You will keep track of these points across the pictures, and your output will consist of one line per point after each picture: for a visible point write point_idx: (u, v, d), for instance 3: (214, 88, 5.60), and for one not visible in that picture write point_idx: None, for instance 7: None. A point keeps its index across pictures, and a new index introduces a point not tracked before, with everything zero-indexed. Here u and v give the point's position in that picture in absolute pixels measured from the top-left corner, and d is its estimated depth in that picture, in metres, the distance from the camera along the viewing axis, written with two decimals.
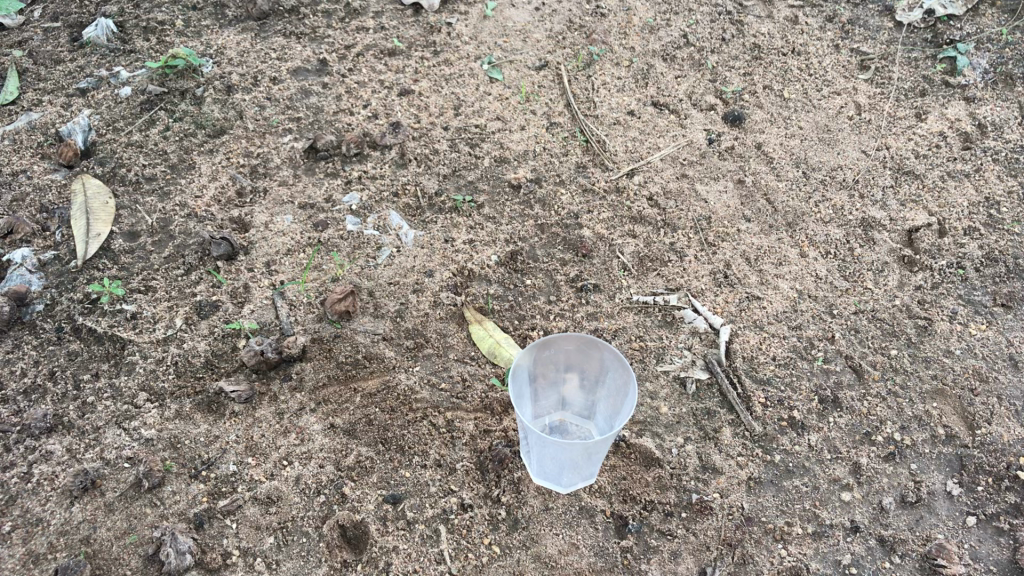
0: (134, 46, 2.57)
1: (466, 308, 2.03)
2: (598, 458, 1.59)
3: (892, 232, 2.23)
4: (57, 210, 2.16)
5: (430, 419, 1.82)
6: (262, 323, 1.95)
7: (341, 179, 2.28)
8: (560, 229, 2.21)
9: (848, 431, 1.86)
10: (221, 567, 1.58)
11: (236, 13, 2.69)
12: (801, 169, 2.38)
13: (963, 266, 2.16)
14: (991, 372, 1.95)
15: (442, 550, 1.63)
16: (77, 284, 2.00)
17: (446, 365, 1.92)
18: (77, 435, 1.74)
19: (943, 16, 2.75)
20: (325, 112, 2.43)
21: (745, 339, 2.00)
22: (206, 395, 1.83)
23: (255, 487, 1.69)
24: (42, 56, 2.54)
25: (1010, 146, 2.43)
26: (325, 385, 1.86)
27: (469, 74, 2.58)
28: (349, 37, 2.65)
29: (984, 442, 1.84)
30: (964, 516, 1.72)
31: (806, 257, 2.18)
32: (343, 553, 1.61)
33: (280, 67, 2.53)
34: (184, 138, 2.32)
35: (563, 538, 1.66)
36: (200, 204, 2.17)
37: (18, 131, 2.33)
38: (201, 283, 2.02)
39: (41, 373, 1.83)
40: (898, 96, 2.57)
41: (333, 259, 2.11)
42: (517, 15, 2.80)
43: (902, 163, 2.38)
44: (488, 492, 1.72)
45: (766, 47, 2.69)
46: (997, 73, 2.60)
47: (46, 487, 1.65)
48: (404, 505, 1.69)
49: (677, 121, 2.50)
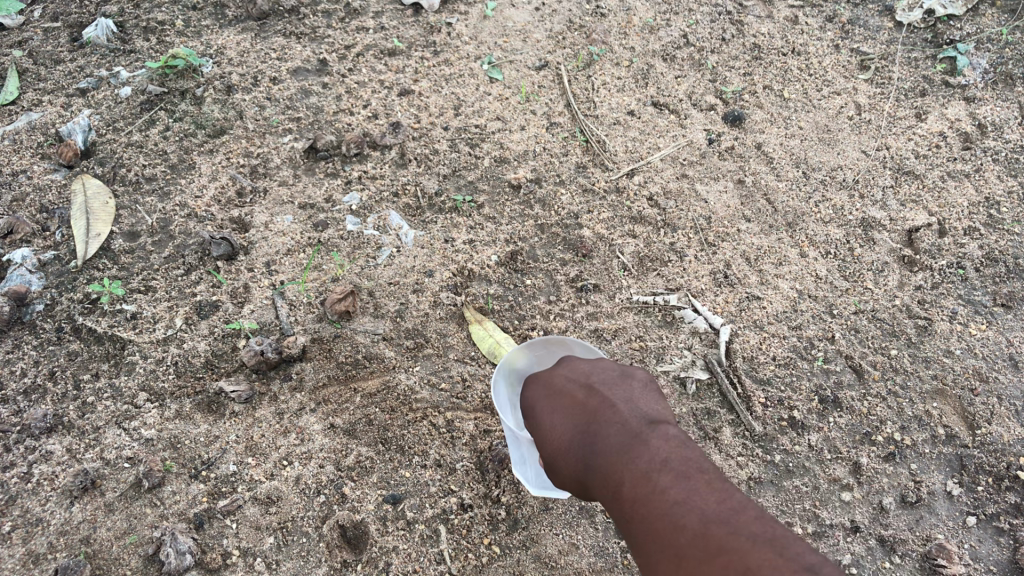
0: (134, 46, 2.56)
1: (466, 308, 2.03)
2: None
3: (892, 232, 2.23)
4: (57, 210, 2.16)
5: (430, 420, 1.82)
6: (262, 324, 1.96)
7: (341, 179, 2.28)
8: (560, 229, 2.21)
9: (848, 430, 1.86)
10: (221, 567, 1.59)
11: (236, 14, 2.69)
12: (801, 169, 2.38)
13: (963, 266, 2.16)
14: (991, 372, 1.96)
15: (441, 550, 1.64)
16: (77, 284, 2.00)
17: (446, 365, 1.92)
18: (76, 435, 1.74)
19: (943, 16, 2.74)
20: (325, 112, 2.43)
21: (745, 339, 2.00)
22: (206, 395, 1.83)
23: (256, 487, 1.69)
24: (42, 56, 2.54)
25: (1010, 146, 2.43)
26: (325, 385, 1.86)
27: (469, 74, 2.58)
28: (349, 37, 2.64)
29: (984, 442, 1.85)
30: (964, 516, 1.74)
31: (806, 257, 2.18)
32: (343, 553, 1.62)
33: (280, 67, 2.53)
34: (184, 138, 2.32)
35: (563, 538, 1.67)
36: (200, 204, 2.17)
37: (18, 131, 2.33)
38: (201, 283, 2.01)
39: (41, 373, 1.84)
40: (898, 96, 2.56)
41: (333, 259, 2.11)
42: (517, 15, 2.79)
43: (902, 163, 2.38)
44: (488, 492, 1.72)
45: (767, 47, 2.69)
46: (998, 73, 2.60)
47: (46, 488, 1.66)
48: (404, 505, 1.69)
49: (677, 121, 2.49)
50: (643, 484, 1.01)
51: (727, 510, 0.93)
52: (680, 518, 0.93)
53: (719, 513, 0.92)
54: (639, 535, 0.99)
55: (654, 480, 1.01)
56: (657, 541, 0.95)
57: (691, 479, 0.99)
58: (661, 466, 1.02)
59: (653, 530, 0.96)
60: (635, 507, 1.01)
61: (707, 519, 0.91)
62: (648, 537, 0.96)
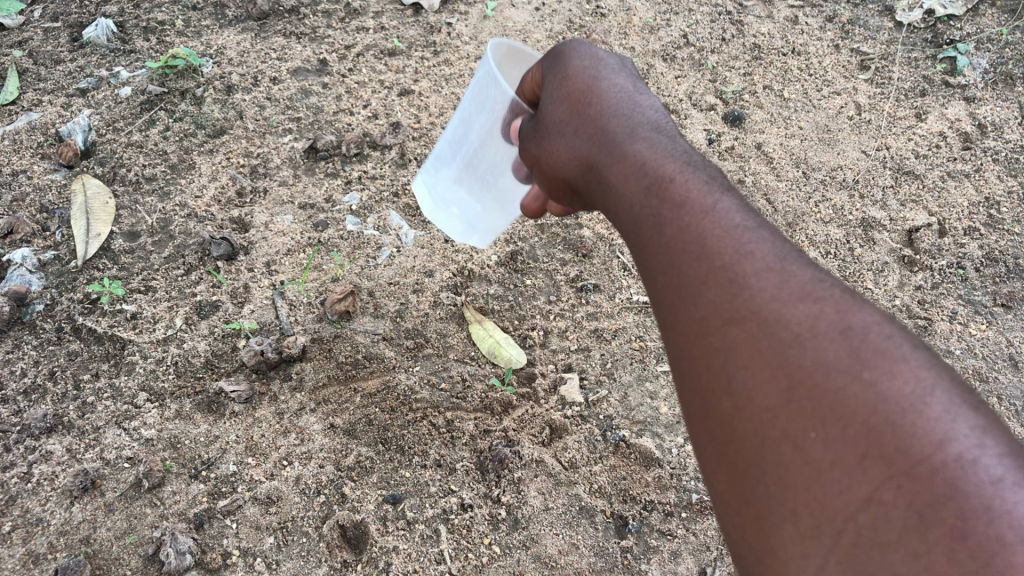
0: (134, 46, 2.56)
1: (466, 308, 2.03)
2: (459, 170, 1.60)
3: (892, 232, 2.23)
4: (57, 210, 2.16)
5: (430, 420, 1.82)
6: (262, 324, 1.96)
7: (341, 179, 2.28)
8: (560, 229, 2.21)
9: None
10: (221, 567, 1.59)
11: (236, 14, 2.69)
12: (801, 169, 2.38)
13: (963, 266, 2.16)
14: (991, 372, 1.96)
15: (442, 550, 1.64)
16: (77, 284, 2.00)
17: (446, 365, 1.92)
18: (76, 435, 1.74)
19: (943, 16, 2.74)
20: (325, 113, 2.43)
21: None
22: (206, 395, 1.83)
23: (255, 487, 1.69)
24: (42, 57, 2.54)
25: (1010, 146, 2.43)
26: (325, 385, 1.86)
27: (469, 74, 2.58)
28: (349, 37, 2.64)
29: None
30: None
31: (806, 257, 2.18)
32: (343, 553, 1.62)
33: (280, 67, 2.53)
34: (184, 138, 2.32)
35: (563, 538, 1.67)
36: (200, 204, 2.17)
37: (18, 131, 2.33)
38: (201, 283, 2.01)
39: (41, 373, 1.84)
40: (898, 96, 2.56)
41: (333, 259, 2.11)
42: (517, 15, 2.79)
43: (902, 163, 2.38)
44: (488, 492, 1.72)
45: (767, 48, 2.69)
46: (998, 73, 2.60)
47: (46, 488, 1.66)
48: (404, 505, 1.69)
49: (677, 121, 2.49)
50: (724, 238, 0.97)
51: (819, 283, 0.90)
52: (772, 283, 0.90)
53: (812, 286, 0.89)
54: (705, 289, 0.94)
55: (734, 235, 0.98)
56: (735, 297, 0.91)
57: (773, 249, 0.95)
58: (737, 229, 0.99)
59: (731, 285, 0.92)
60: (706, 260, 0.96)
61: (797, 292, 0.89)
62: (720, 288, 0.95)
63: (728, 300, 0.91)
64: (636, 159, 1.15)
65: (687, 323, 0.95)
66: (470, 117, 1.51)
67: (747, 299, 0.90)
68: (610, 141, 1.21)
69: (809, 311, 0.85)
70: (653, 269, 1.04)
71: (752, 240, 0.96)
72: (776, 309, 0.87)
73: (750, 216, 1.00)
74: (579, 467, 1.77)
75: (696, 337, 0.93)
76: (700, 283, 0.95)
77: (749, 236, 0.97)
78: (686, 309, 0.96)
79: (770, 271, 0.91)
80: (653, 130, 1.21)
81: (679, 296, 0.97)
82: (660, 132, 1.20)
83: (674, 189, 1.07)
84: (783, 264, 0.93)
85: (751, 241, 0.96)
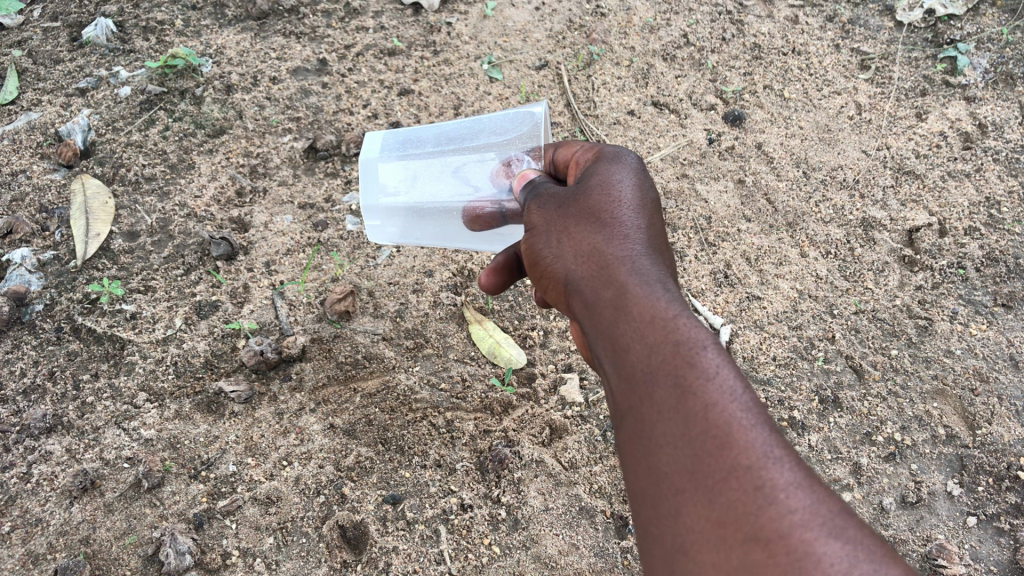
0: (134, 46, 2.55)
1: (466, 308, 2.02)
2: (426, 156, 1.59)
3: (892, 232, 2.23)
4: (56, 210, 2.16)
5: (430, 420, 1.82)
6: (262, 324, 1.96)
7: (341, 179, 2.28)
8: None
9: (849, 431, 1.88)
10: (220, 567, 1.60)
11: (236, 13, 2.67)
12: (801, 169, 2.37)
13: (963, 266, 2.16)
14: (991, 372, 1.96)
15: (442, 550, 1.65)
16: (77, 284, 2.00)
17: (446, 365, 1.91)
18: (76, 435, 1.74)
19: (943, 16, 2.73)
20: (325, 112, 2.43)
21: (744, 339, 2.02)
22: (206, 395, 1.82)
23: (256, 487, 1.69)
24: (42, 57, 2.53)
25: (1010, 145, 2.42)
26: (325, 385, 1.86)
27: (469, 74, 2.57)
28: (349, 37, 2.63)
29: (984, 442, 1.86)
30: (964, 516, 1.76)
31: (806, 257, 2.18)
32: (343, 553, 1.62)
33: (280, 67, 2.52)
34: (184, 138, 2.31)
35: (563, 538, 1.68)
36: (200, 204, 2.17)
37: (18, 131, 2.33)
38: (201, 283, 2.01)
39: (41, 372, 1.83)
40: (898, 96, 2.56)
41: (333, 259, 2.10)
42: (517, 14, 2.77)
43: (902, 163, 2.38)
44: (488, 492, 1.72)
45: (767, 48, 2.68)
46: (998, 73, 2.60)
47: (46, 487, 1.66)
48: (404, 506, 1.69)
49: (677, 121, 2.49)
50: (755, 439, 0.88)
51: (831, 516, 0.83)
52: (806, 507, 0.83)
53: (827, 516, 0.83)
54: (727, 496, 0.85)
55: (764, 435, 0.89)
56: (764, 516, 0.82)
57: (784, 456, 0.87)
58: (748, 424, 0.90)
59: (761, 499, 0.84)
60: (733, 460, 0.87)
61: (809, 522, 0.82)
62: (722, 490, 0.86)
63: (756, 517, 0.83)
64: (649, 308, 1.04)
65: (693, 525, 0.86)
66: (474, 138, 1.59)
67: (779, 521, 0.82)
68: (615, 277, 1.10)
69: (847, 554, 0.79)
70: (653, 440, 0.94)
71: (781, 446, 0.89)
72: (812, 544, 0.80)
73: (766, 414, 0.92)
74: (579, 467, 1.77)
75: (707, 546, 0.84)
76: (720, 485, 0.86)
77: (778, 439, 0.90)
78: (697, 509, 0.86)
79: (804, 493, 0.84)
80: (663, 276, 1.11)
81: (688, 489, 0.88)
82: (667, 280, 1.11)
83: (700, 359, 0.96)
84: (813, 487, 0.85)
85: (783, 449, 0.88)
